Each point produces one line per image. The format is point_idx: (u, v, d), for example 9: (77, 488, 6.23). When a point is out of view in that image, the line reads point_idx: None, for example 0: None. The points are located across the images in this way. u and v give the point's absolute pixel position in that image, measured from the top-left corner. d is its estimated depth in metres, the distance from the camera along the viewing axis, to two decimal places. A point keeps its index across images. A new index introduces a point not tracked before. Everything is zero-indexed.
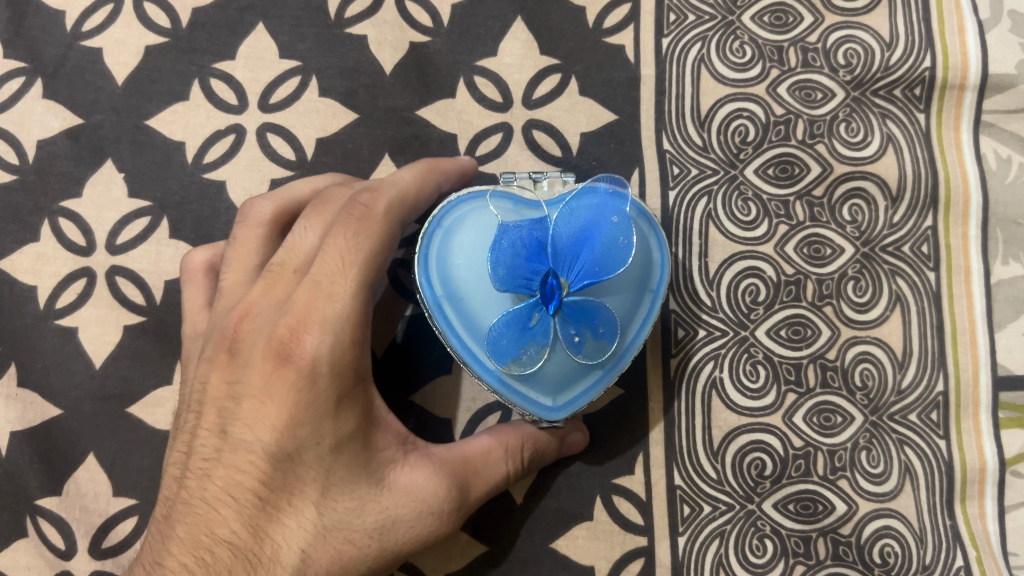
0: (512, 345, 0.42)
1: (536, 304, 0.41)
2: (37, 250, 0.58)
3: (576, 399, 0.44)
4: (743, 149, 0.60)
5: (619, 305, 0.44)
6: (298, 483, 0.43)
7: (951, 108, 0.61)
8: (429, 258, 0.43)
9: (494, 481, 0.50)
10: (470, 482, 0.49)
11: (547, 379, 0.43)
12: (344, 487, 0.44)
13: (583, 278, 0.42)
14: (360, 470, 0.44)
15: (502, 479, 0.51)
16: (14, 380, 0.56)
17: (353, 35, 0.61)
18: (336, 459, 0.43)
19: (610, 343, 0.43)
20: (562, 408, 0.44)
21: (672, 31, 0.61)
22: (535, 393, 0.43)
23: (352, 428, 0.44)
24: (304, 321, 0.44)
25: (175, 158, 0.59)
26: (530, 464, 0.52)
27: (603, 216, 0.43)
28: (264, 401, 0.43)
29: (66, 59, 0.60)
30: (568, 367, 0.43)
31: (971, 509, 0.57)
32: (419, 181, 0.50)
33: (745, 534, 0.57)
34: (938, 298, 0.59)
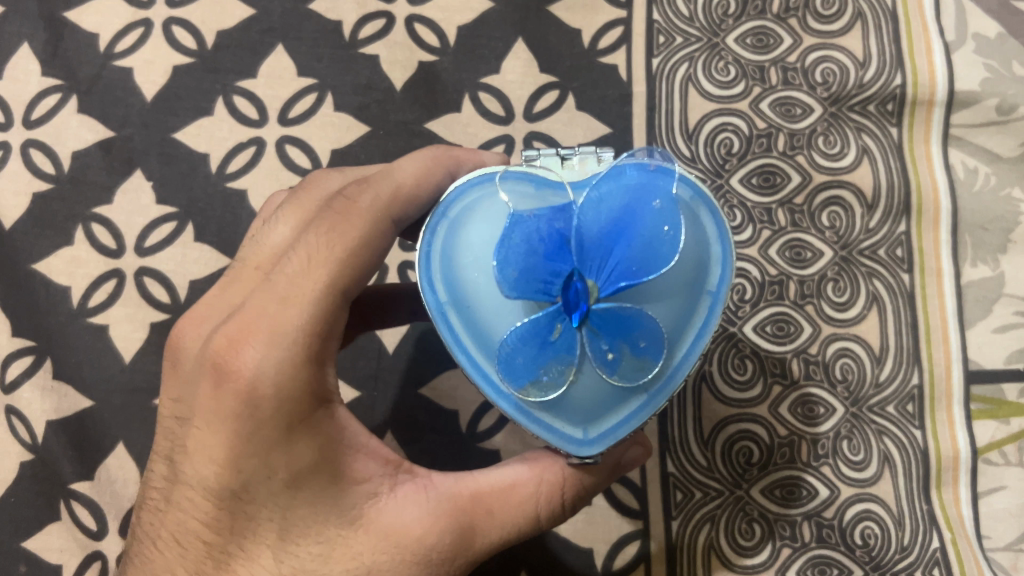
0: (530, 364, 0.38)
1: (556, 312, 0.38)
2: (71, 254, 0.62)
3: (614, 428, 0.39)
4: (729, 160, 0.65)
5: (665, 312, 0.39)
6: (252, 523, 0.40)
7: (921, 122, 0.66)
8: (434, 255, 0.39)
9: (514, 524, 0.43)
10: (479, 526, 0.43)
11: (576, 404, 0.38)
12: (305, 530, 0.40)
13: (617, 280, 0.38)
14: (325, 511, 0.40)
15: (526, 522, 0.44)
16: (49, 374, 0.60)
17: (366, 54, 0.66)
18: (291, 496, 0.40)
19: (653, 361, 0.38)
20: (596, 440, 0.39)
21: (662, 52, 0.66)
22: (564, 420, 0.39)
23: (310, 462, 0.40)
24: (248, 331, 0.40)
25: (200, 169, 0.63)
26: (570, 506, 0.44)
27: (641, 202, 0.39)
28: (206, 429, 0.40)
29: (99, 78, 0.65)
30: (603, 389, 0.38)
31: (946, 495, 0.61)
32: (418, 177, 0.46)
33: (734, 519, 0.61)
34: (912, 298, 0.63)
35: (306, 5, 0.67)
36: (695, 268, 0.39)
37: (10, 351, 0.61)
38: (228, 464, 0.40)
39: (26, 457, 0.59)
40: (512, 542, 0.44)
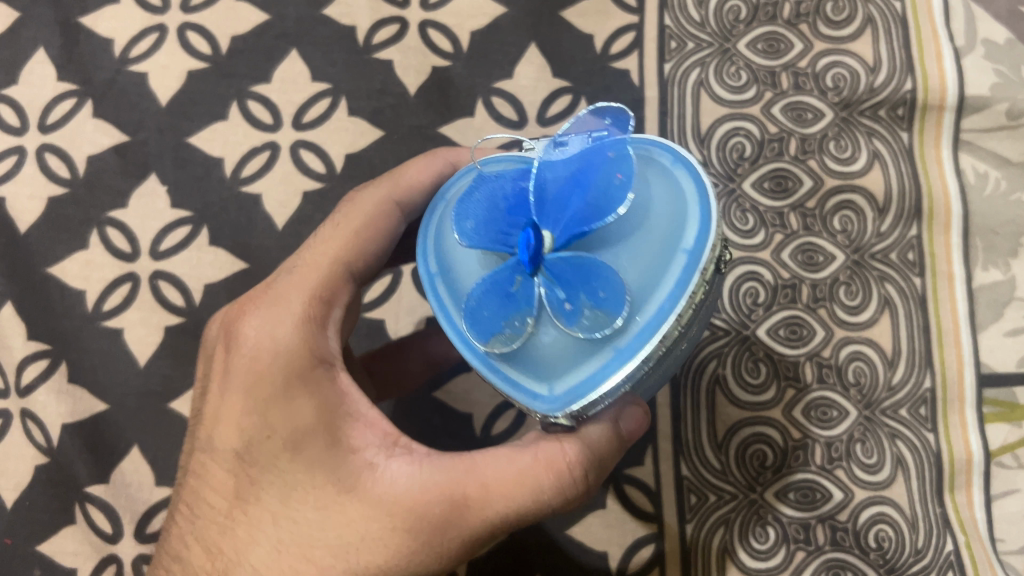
0: (495, 318, 0.37)
1: (515, 265, 0.37)
2: (86, 257, 0.63)
3: (580, 388, 0.35)
4: (740, 164, 0.66)
5: (632, 267, 0.35)
6: (258, 488, 0.43)
7: (932, 128, 0.66)
8: (430, 234, 0.41)
9: (512, 500, 0.42)
10: (474, 499, 0.42)
11: (540, 361, 0.36)
12: (305, 495, 0.42)
13: (571, 226, 0.36)
14: (323, 477, 0.42)
15: (525, 498, 0.42)
16: (64, 377, 0.61)
17: (379, 59, 0.67)
18: (292, 458, 0.43)
19: (613, 313, 0.34)
20: (560, 399, 0.36)
21: (674, 57, 0.67)
22: (530, 380, 0.37)
23: (310, 423, 0.43)
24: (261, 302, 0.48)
25: (214, 173, 0.64)
26: (572, 481, 0.42)
27: (598, 153, 0.37)
28: (223, 395, 0.45)
29: (114, 82, 0.66)
30: (566, 345, 0.36)
31: (959, 498, 0.60)
32: (419, 170, 0.51)
33: (749, 522, 0.60)
34: (924, 301, 0.63)
35: (320, 11, 0.68)
36: (671, 217, 0.35)
37: (26, 355, 0.61)
38: (237, 425, 0.44)
39: (41, 460, 0.59)
40: (518, 523, 0.43)
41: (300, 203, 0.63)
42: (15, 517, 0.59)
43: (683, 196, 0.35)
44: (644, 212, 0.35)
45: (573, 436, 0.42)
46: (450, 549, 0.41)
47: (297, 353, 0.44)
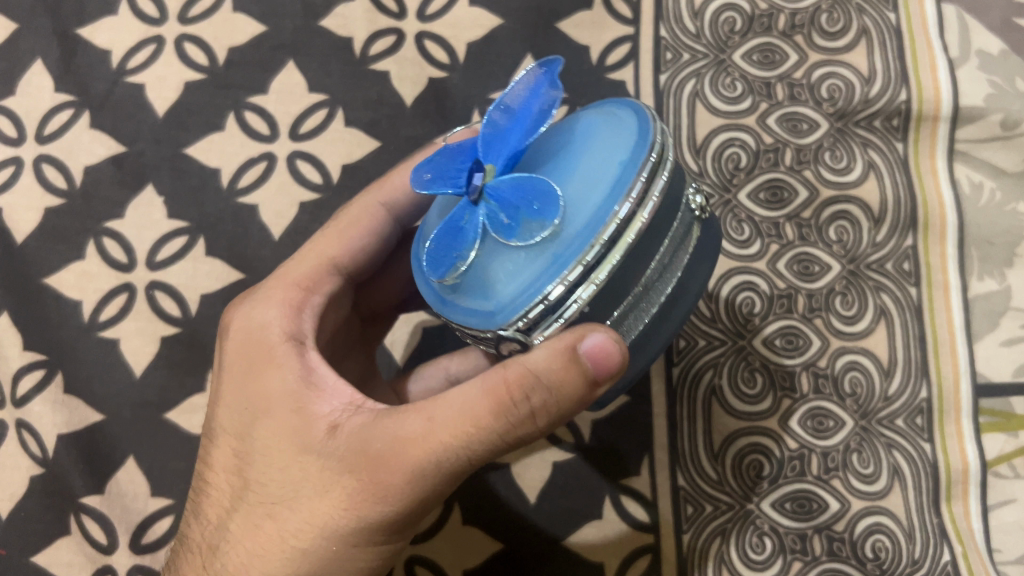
0: (448, 251, 0.35)
1: (466, 203, 0.36)
2: (82, 268, 0.63)
3: (525, 299, 0.34)
4: (736, 174, 0.66)
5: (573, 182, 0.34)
6: (240, 461, 0.44)
7: (926, 138, 0.66)
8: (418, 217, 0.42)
9: (461, 433, 0.38)
10: (423, 439, 0.39)
11: (487, 282, 0.35)
12: (274, 461, 0.43)
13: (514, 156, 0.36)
14: (288, 441, 0.42)
15: (476, 430, 0.38)
16: (60, 388, 0.61)
17: (376, 70, 0.67)
18: (264, 428, 0.43)
19: (550, 218, 0.33)
20: (506, 310, 0.34)
21: (669, 68, 0.67)
22: (478, 303, 0.35)
23: (277, 392, 0.44)
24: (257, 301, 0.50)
25: (211, 183, 0.64)
26: (528, 404, 0.37)
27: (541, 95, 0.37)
28: (219, 384, 0.47)
29: (111, 93, 0.67)
30: (511, 261, 0.34)
31: (956, 508, 0.60)
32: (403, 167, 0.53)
33: (745, 533, 0.60)
34: (920, 311, 0.63)
35: (317, 22, 0.68)
36: (613, 144, 0.35)
37: (22, 365, 0.61)
38: (225, 407, 0.46)
39: (36, 471, 0.59)
40: (482, 455, 0.39)
41: (296, 213, 0.63)
42: (10, 528, 0.59)
43: (625, 129, 0.35)
44: (588, 143, 0.35)
45: (519, 358, 0.37)
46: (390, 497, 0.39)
47: (265, 340, 0.46)
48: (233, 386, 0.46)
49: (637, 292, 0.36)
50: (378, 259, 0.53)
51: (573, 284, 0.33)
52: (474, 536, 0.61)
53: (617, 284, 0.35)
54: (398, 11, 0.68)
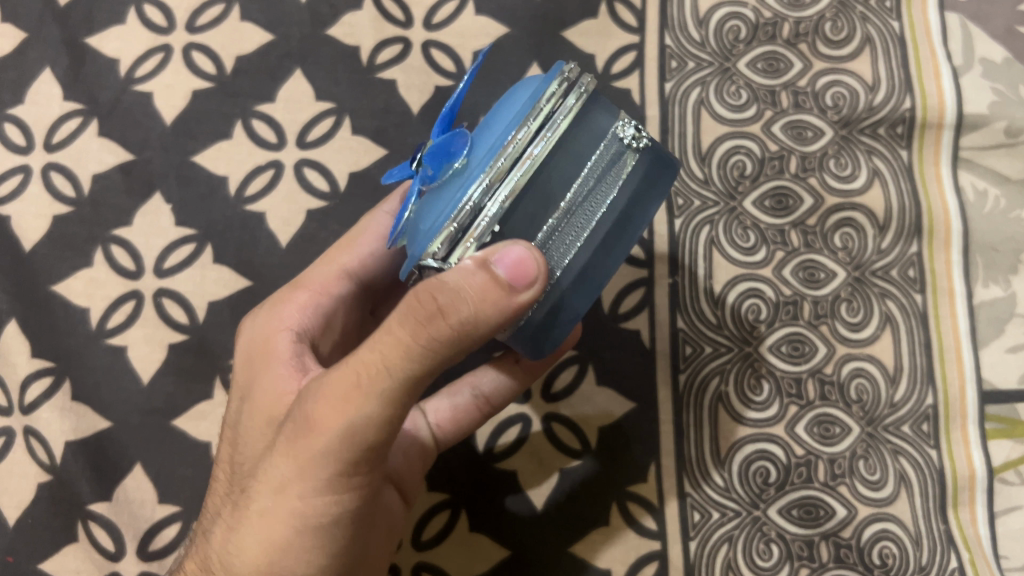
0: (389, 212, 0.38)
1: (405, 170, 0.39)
2: (90, 275, 0.63)
3: (437, 227, 0.35)
4: (742, 182, 0.66)
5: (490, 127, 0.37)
6: (236, 447, 0.46)
7: (931, 145, 0.66)
8: None
9: (383, 356, 0.36)
10: (353, 371, 0.37)
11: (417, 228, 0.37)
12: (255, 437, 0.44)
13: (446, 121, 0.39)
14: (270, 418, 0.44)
15: (396, 351, 0.36)
16: (68, 395, 0.61)
17: (382, 78, 0.67)
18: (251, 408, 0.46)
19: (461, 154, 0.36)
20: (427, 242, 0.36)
21: (674, 76, 0.68)
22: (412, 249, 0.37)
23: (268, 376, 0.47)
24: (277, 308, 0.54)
25: (219, 192, 0.65)
26: (438, 309, 0.35)
27: None
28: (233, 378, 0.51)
29: (119, 101, 0.67)
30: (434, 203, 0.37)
31: (963, 514, 0.60)
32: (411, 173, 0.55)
33: (752, 539, 0.60)
34: (926, 318, 0.63)
35: (324, 31, 0.68)
36: (524, 91, 0.38)
37: (29, 373, 0.61)
38: (233, 402, 0.49)
39: (43, 478, 0.59)
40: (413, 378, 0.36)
41: (303, 220, 0.64)
42: (17, 536, 0.59)
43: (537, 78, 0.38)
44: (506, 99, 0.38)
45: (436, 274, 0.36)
46: (326, 437, 0.38)
47: (271, 334, 0.49)
48: (240, 380, 0.49)
49: (561, 214, 0.37)
50: (395, 265, 0.55)
51: (480, 201, 0.35)
52: (480, 543, 0.60)
53: (532, 205, 0.36)
54: (404, 20, 0.69)
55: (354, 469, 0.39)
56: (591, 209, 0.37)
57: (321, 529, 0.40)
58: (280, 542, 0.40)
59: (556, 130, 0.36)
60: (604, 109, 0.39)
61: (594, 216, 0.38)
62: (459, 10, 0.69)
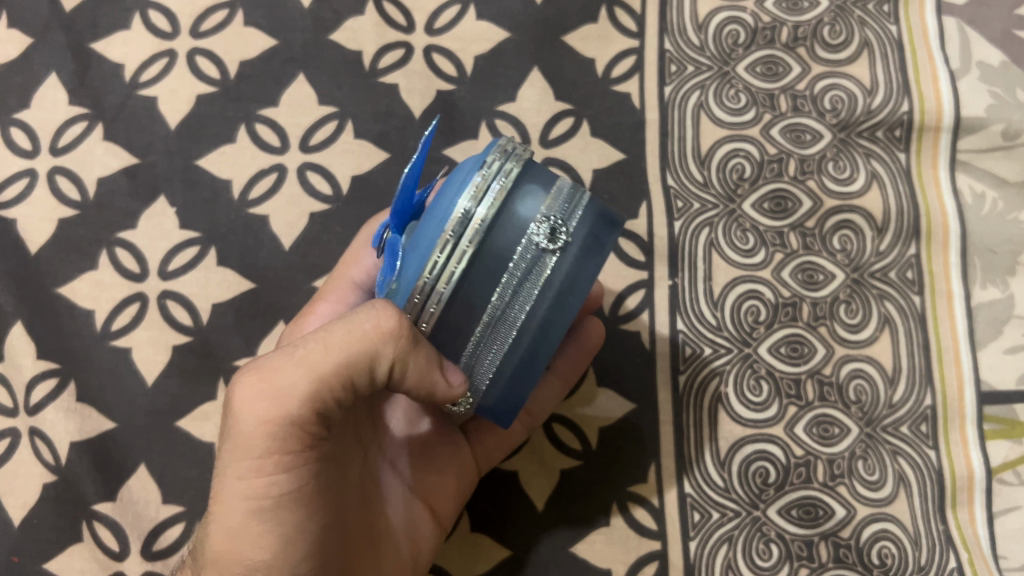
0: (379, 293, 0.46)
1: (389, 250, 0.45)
2: (95, 277, 0.64)
3: None
4: (741, 185, 0.66)
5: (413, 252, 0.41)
6: None
7: (929, 148, 0.67)
8: None
9: (333, 348, 0.40)
10: (293, 359, 0.41)
11: None
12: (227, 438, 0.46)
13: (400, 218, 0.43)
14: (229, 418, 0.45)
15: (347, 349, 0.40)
16: (73, 396, 0.61)
17: (384, 83, 0.68)
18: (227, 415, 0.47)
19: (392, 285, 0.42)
20: None
21: (674, 80, 0.68)
22: None
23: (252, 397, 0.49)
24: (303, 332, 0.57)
25: (222, 195, 0.65)
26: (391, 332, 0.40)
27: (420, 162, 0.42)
28: None
29: (125, 106, 0.68)
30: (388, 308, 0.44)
31: (962, 515, 0.60)
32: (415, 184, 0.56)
33: (752, 539, 0.60)
34: (924, 319, 0.64)
35: (327, 36, 0.69)
36: (438, 216, 0.40)
37: (35, 374, 0.62)
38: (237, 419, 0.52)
39: (49, 478, 0.60)
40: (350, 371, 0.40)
41: (306, 223, 0.64)
42: (22, 536, 0.59)
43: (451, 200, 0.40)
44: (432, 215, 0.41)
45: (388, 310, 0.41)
46: (260, 421, 0.40)
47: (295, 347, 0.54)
48: None
49: (483, 326, 0.41)
50: None
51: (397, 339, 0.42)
52: (481, 544, 0.61)
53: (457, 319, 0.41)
54: (406, 25, 0.70)
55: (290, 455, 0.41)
56: (515, 314, 0.40)
57: (265, 514, 0.41)
58: (232, 528, 0.41)
59: (449, 280, 0.39)
60: (529, 185, 0.41)
61: (519, 318, 0.40)
62: (460, 15, 0.70)
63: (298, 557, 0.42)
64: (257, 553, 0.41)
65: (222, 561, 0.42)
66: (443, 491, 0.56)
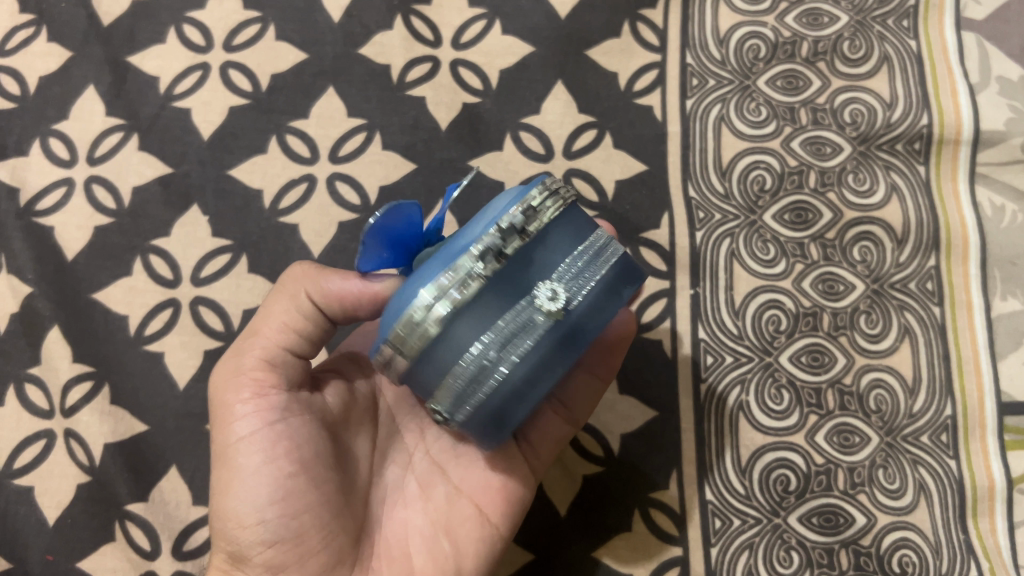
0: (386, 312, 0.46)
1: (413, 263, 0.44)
2: (130, 284, 0.65)
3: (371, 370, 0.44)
4: (762, 197, 0.67)
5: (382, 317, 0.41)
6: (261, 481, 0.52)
7: (948, 161, 0.68)
8: None
9: (282, 312, 0.47)
10: (256, 326, 0.47)
11: None
12: None
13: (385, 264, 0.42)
14: None
15: (293, 308, 0.46)
16: (107, 399, 0.63)
17: (413, 96, 0.70)
18: None
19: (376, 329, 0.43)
20: None
21: (695, 94, 0.69)
22: None
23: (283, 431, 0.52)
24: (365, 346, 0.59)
25: (254, 204, 0.67)
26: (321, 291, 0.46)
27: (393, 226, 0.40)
28: None
29: (159, 118, 0.69)
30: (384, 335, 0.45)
31: (983, 524, 0.60)
32: None
33: (773, 546, 0.61)
34: (943, 330, 0.64)
35: (356, 50, 0.71)
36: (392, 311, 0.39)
37: (71, 377, 0.63)
38: None
39: (82, 479, 0.61)
40: (298, 318, 0.47)
41: (335, 233, 0.66)
42: (56, 536, 0.60)
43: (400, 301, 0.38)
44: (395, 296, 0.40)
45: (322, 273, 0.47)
46: (224, 383, 0.46)
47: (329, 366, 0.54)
48: None
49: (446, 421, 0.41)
50: None
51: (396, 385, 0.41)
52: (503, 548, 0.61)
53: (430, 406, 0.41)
54: (434, 40, 0.71)
55: (250, 406, 0.44)
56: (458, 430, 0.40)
57: (236, 464, 0.44)
58: (218, 485, 0.44)
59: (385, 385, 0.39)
60: (438, 364, 0.37)
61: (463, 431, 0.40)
62: (485, 30, 0.72)
63: (270, 499, 0.43)
64: (236, 500, 0.44)
65: (217, 525, 0.45)
66: (486, 491, 0.51)
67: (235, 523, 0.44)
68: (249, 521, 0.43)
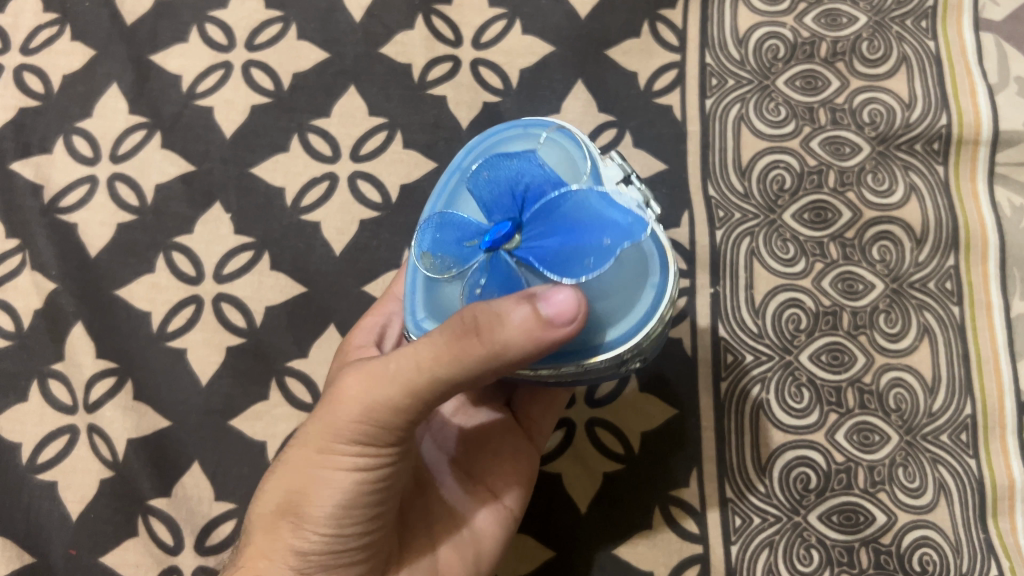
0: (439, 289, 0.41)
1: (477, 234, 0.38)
2: (152, 281, 0.66)
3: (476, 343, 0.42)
4: (781, 196, 0.67)
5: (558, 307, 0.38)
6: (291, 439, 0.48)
7: (967, 162, 0.67)
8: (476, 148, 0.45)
9: (454, 367, 0.37)
10: (409, 371, 0.38)
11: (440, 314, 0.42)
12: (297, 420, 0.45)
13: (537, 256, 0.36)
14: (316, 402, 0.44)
15: (466, 369, 0.37)
16: (130, 394, 0.63)
17: (433, 95, 0.70)
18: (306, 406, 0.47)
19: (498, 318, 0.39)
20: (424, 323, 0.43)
21: (714, 93, 0.70)
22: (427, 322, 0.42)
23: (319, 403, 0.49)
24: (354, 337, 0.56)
25: (276, 201, 0.67)
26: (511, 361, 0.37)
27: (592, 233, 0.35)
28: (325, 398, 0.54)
29: (182, 116, 0.70)
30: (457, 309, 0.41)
31: (1003, 524, 0.60)
32: None
33: (793, 545, 0.61)
34: (963, 329, 0.64)
35: (377, 49, 0.71)
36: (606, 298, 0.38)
37: (94, 372, 0.64)
38: None
39: (106, 474, 0.62)
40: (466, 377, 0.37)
41: (356, 230, 0.66)
42: (80, 531, 0.61)
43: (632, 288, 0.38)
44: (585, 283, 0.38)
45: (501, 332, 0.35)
46: (343, 415, 0.40)
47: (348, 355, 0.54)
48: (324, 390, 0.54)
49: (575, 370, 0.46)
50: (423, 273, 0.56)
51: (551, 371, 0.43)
52: (526, 543, 0.62)
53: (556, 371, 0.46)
54: (454, 39, 0.72)
55: (363, 444, 0.40)
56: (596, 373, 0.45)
57: (327, 482, 0.41)
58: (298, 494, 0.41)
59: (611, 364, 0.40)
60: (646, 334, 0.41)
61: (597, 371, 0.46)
62: (506, 30, 0.72)
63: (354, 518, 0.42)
64: (314, 510, 0.41)
65: (281, 521, 0.42)
66: (500, 473, 0.54)
67: (309, 529, 0.41)
68: (323, 532, 0.41)
